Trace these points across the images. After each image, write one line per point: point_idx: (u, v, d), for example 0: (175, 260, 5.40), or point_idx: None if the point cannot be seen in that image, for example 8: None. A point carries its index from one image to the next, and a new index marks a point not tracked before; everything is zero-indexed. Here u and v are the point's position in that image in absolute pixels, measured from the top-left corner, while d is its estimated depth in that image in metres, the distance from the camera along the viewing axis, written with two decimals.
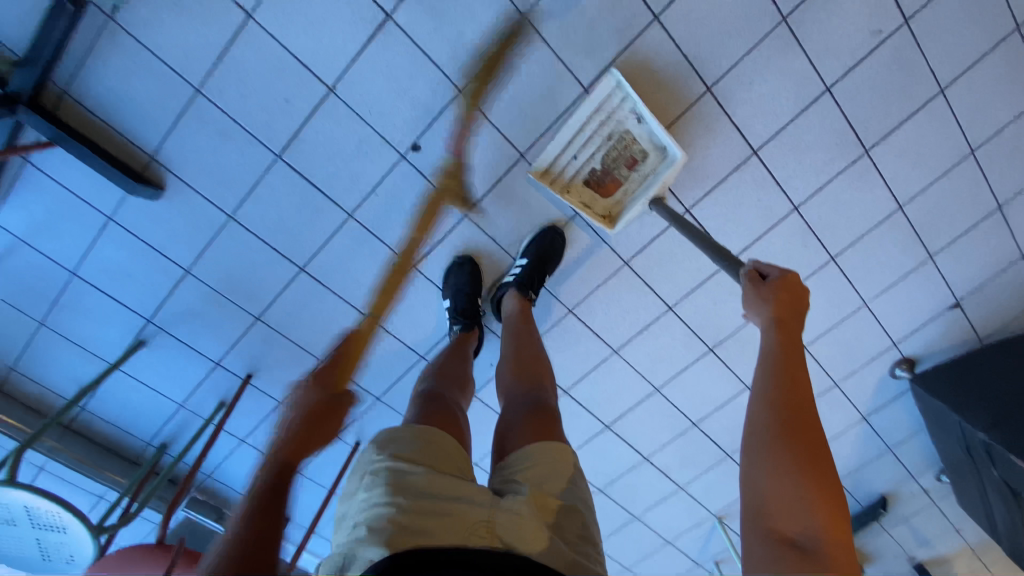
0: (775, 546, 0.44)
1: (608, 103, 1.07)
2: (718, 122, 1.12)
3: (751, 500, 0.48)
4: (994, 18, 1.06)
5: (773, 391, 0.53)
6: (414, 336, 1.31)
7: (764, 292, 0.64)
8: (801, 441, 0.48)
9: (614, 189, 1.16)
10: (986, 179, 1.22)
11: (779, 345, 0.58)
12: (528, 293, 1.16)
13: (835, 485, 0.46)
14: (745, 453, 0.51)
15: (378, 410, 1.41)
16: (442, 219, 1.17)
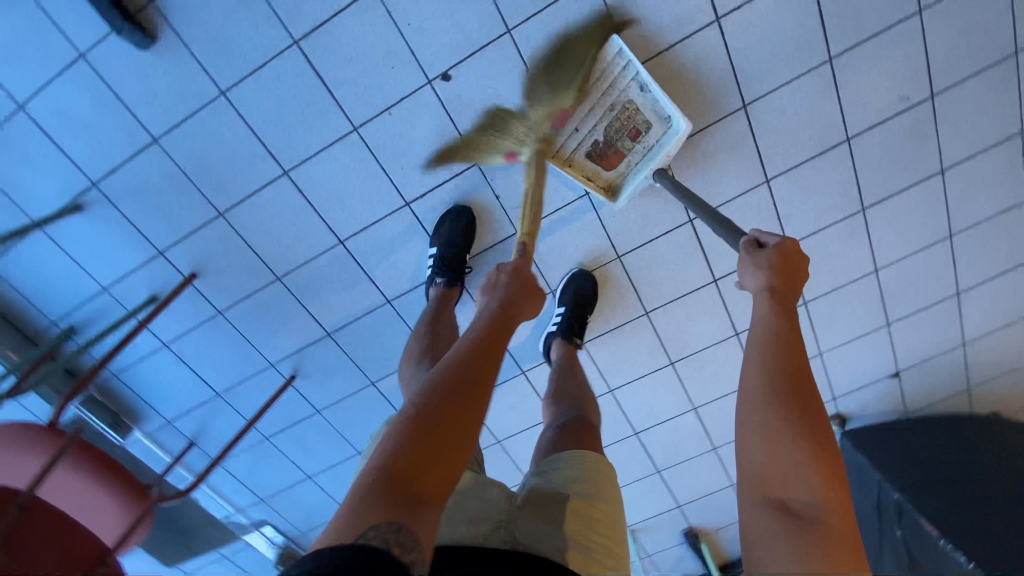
0: (772, 510, 0.52)
1: (611, 68, 1.04)
2: (744, 141, 1.13)
3: (750, 467, 0.55)
4: (1005, 116, 1.13)
5: (768, 359, 0.58)
6: (385, 277, 1.23)
7: (758, 260, 0.69)
8: (794, 411, 0.54)
9: (615, 162, 1.12)
10: (955, 264, 1.30)
11: (773, 313, 0.62)
12: (573, 340, 1.24)
13: (827, 447, 0.52)
14: (741, 417, 0.57)
15: (325, 346, 1.31)
16: (451, 162, 1.11)
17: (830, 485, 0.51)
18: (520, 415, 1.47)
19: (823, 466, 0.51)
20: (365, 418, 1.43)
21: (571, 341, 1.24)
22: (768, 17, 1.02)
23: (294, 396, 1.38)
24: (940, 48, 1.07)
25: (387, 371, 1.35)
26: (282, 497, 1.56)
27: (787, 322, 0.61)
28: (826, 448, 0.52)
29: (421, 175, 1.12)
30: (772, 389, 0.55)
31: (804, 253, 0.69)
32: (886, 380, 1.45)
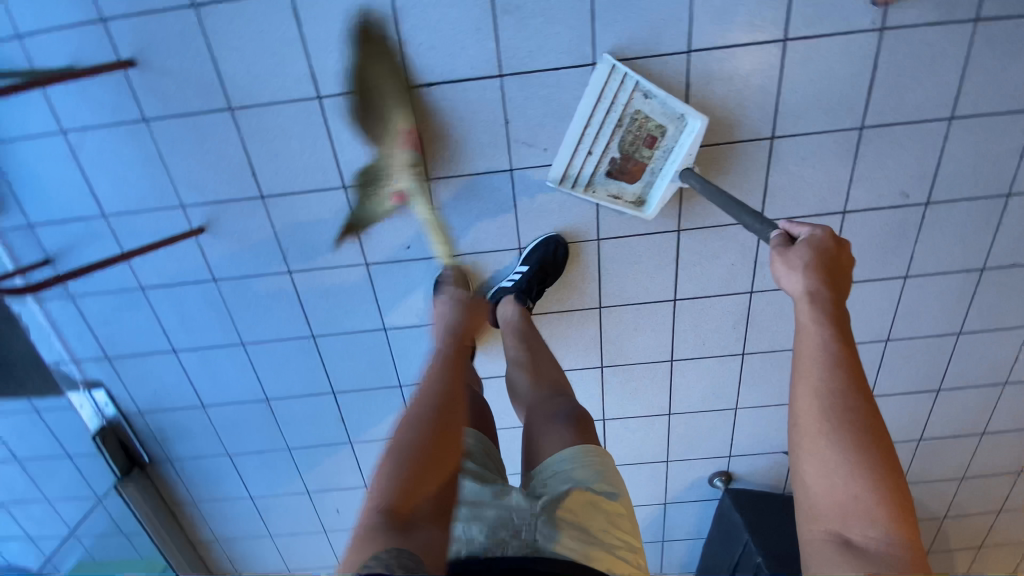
0: (838, 540, 0.65)
1: (608, 86, 1.02)
2: (757, 173, 1.12)
3: (816, 501, 0.67)
4: (974, 248, 1.20)
5: (821, 381, 0.69)
6: (353, 160, 1.09)
7: (793, 261, 0.76)
8: (849, 439, 0.65)
9: (637, 175, 1.10)
10: (879, 368, 1.36)
11: (816, 327, 0.71)
12: (526, 301, 1.17)
13: (881, 470, 0.64)
14: (801, 444, 0.69)
15: (255, 210, 1.14)
16: (475, 63, 1.01)
17: (887, 514, 0.63)
18: None
19: (877, 491, 0.63)
20: (265, 306, 1.25)
21: (524, 303, 1.17)
22: (828, 60, 1.02)
23: (194, 251, 1.18)
24: (952, 162, 1.11)
25: (314, 263, 1.20)
26: (133, 363, 1.33)
27: (836, 336, 0.71)
28: (882, 476, 0.64)
29: (437, 63, 1.01)
30: (827, 419, 0.67)
31: (841, 242, 0.77)
32: (780, 455, 1.49)
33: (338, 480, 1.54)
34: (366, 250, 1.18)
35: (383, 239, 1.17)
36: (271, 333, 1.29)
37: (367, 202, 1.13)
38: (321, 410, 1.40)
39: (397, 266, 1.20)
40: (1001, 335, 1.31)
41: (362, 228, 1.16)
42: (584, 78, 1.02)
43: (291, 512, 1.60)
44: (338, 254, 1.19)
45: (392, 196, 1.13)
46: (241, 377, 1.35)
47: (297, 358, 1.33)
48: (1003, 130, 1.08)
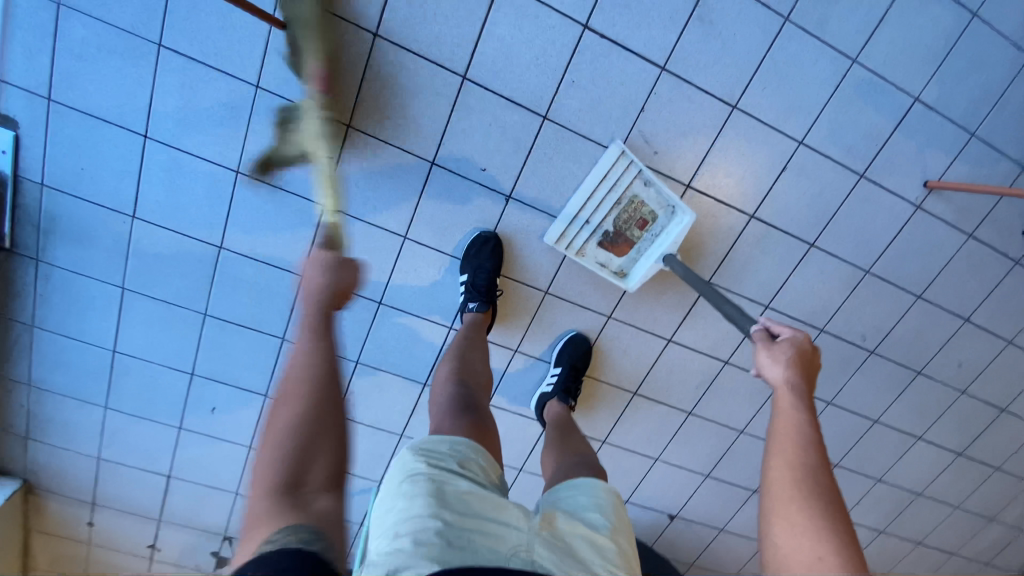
0: None
1: (616, 169, 1.13)
2: (786, 266, 1.28)
3: (780, 561, 0.63)
4: (880, 403, 1.48)
5: (791, 454, 0.68)
6: (489, 58, 1.03)
7: (776, 353, 0.76)
8: (817, 508, 0.64)
9: (624, 249, 1.20)
10: None
11: (791, 408, 0.71)
12: (570, 400, 1.30)
13: (844, 541, 0.61)
14: (771, 510, 0.66)
15: (357, 42, 1.01)
16: (648, 45, 1.05)
17: None
18: (424, 299, 1.25)
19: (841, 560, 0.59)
20: (292, 145, 1.08)
21: (567, 402, 1.29)
22: (879, 207, 1.23)
23: (257, 43, 1.00)
24: (903, 329, 1.38)
25: (378, 131, 1.07)
26: (79, 123, 1.05)
27: (811, 420, 0.70)
28: (849, 546, 0.61)
29: (620, 22, 1.03)
30: (798, 487, 0.65)
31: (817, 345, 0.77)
32: (663, 515, 1.61)
33: (238, 374, 1.30)
34: (442, 149, 1.09)
35: (466, 149, 1.10)
36: (278, 177, 1.10)
37: (474, 103, 1.06)
38: (273, 286, 1.20)
39: (460, 182, 1.13)
40: (860, 479, 1.60)
41: (452, 125, 1.07)
42: (720, 113, 1.11)
43: (153, 386, 1.31)
44: (410, 136, 1.08)
45: (501, 114, 1.07)
46: (205, 207, 1.13)
47: (288, 218, 1.14)
48: (941, 322, 1.38)
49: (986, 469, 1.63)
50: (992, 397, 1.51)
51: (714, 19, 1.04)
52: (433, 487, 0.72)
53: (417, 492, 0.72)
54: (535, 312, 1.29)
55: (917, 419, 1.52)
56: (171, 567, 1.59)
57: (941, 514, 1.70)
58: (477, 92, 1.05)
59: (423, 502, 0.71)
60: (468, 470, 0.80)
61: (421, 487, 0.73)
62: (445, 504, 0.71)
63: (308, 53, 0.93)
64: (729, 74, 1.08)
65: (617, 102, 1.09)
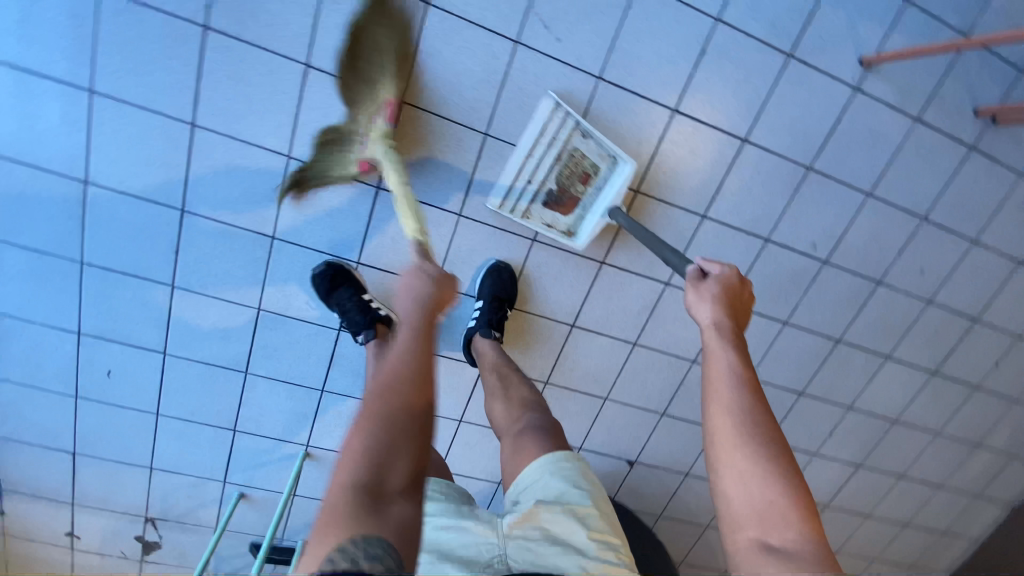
0: (760, 549, 0.56)
1: (550, 123, 1.06)
2: (721, 167, 1.17)
3: (732, 510, 0.60)
4: (842, 321, 1.37)
5: (730, 399, 0.63)
6: None
7: (703, 291, 0.71)
8: (762, 446, 0.60)
9: (571, 207, 1.14)
10: None
11: (723, 348, 0.67)
12: (495, 333, 1.16)
13: (789, 474, 0.59)
14: (718, 460, 0.62)
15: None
16: None
17: (801, 514, 0.57)
18: (322, 230, 1.13)
19: (791, 496, 0.58)
20: (149, 56, 0.97)
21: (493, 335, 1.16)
22: (813, 93, 1.13)
23: None
24: (856, 234, 1.27)
25: (242, 32, 0.96)
26: None
27: (741, 356, 0.67)
28: (794, 477, 0.59)
29: None
30: (740, 429, 0.61)
31: (747, 278, 0.72)
32: (622, 462, 1.49)
33: (131, 330, 1.19)
34: (315, 50, 0.98)
35: (340, 46, 0.99)
36: (138, 95, 0.99)
37: None
38: (154, 225, 1.09)
39: (341, 86, 1.01)
40: (830, 409, 1.49)
41: (324, 21, 0.97)
42: None
43: (40, 350, 1.19)
44: (279, 36, 0.97)
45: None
46: (62, 137, 1.01)
47: (158, 143, 1.03)
48: (898, 223, 1.27)
49: (965, 389, 1.52)
50: (963, 306, 1.41)
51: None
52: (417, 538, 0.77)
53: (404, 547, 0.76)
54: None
55: (883, 337, 1.41)
56: (94, 556, 1.47)
57: (921, 442, 1.59)
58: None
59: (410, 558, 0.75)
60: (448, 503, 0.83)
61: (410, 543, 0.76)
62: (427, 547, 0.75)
63: (384, 87, 0.98)
64: None
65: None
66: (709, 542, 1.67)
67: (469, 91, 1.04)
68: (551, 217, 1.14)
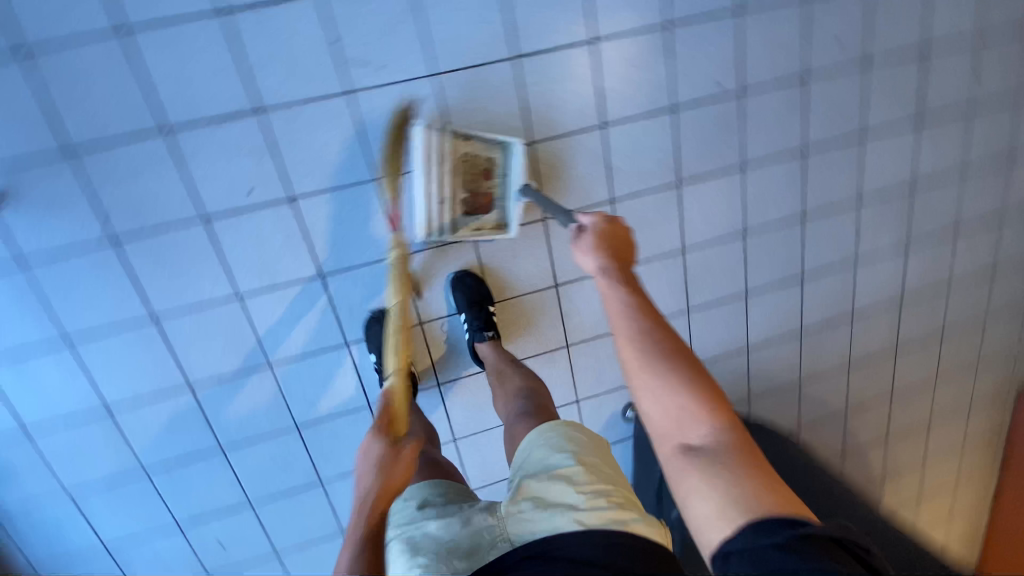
0: (683, 448, 0.68)
1: (431, 145, 1.11)
2: (588, 76, 1.18)
3: (657, 426, 0.72)
4: (795, 132, 1.33)
5: (630, 331, 0.75)
6: (174, 99, 1.02)
7: (586, 245, 0.85)
8: (663, 359, 0.72)
9: (488, 203, 1.20)
10: (746, 263, 1.43)
11: (614, 289, 0.79)
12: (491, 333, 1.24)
13: (693, 376, 0.70)
14: (636, 387, 0.74)
15: (65, 162, 1.02)
16: None
17: (707, 406, 0.68)
18: (303, 338, 1.22)
19: (697, 391, 0.69)
20: (90, 286, 1.09)
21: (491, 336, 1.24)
22: None
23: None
24: (751, 51, 1.24)
25: (142, 227, 1.07)
26: None
27: (631, 292, 0.78)
28: (697, 377, 0.71)
29: None
30: (643, 355, 0.73)
31: (614, 218, 0.86)
32: None
33: (218, 503, 1.32)
34: (204, 204, 1.09)
35: (219, 188, 1.08)
36: (100, 321, 1.11)
37: (193, 146, 1.05)
38: (178, 414, 1.21)
39: (242, 216, 1.11)
40: (840, 214, 1.43)
41: (195, 178, 1.07)
42: None
43: (164, 557, 1.35)
44: (170, 212, 1.08)
45: (224, 135, 1.06)
46: (68, 388, 1.15)
47: (137, 348, 1.14)
48: (784, 16, 1.23)
49: (959, 116, 1.43)
50: (903, 46, 1.32)
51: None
52: (406, 541, 0.79)
53: (393, 555, 0.79)
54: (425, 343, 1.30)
55: (844, 121, 1.35)
56: None
57: (952, 189, 1.49)
58: (191, 131, 1.04)
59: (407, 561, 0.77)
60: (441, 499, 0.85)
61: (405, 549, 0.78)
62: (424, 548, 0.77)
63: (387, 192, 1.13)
64: None
65: (309, 47, 1.04)
66: (810, 395, 1.63)
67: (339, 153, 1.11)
68: (477, 221, 1.20)
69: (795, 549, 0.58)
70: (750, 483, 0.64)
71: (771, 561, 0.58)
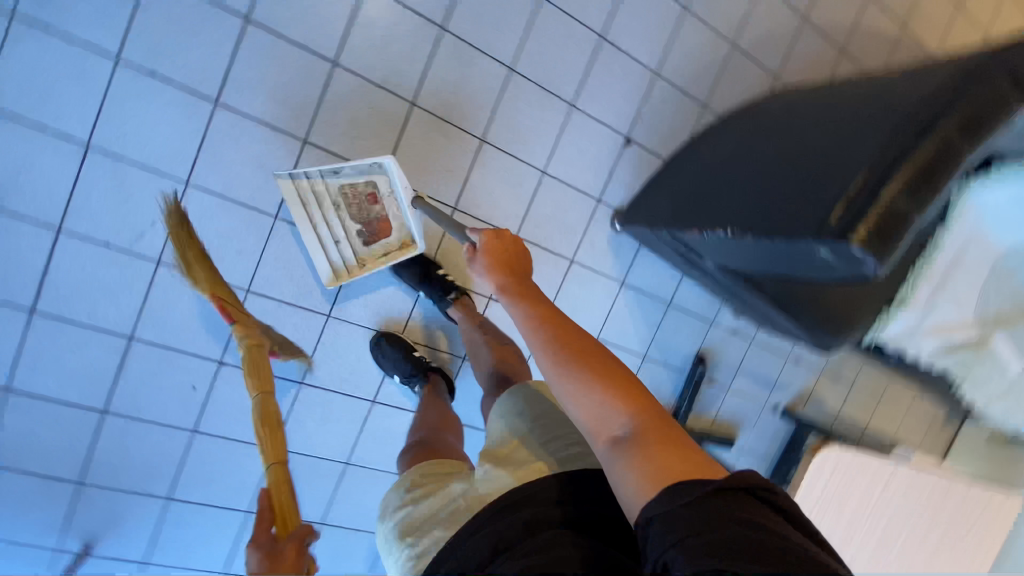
0: (610, 445, 0.67)
1: (303, 193, 1.11)
2: (364, 22, 1.09)
3: (584, 425, 0.70)
4: None
5: (540, 338, 0.78)
6: (70, 316, 1.04)
7: (480, 267, 0.91)
8: (567, 357, 0.73)
9: (387, 225, 1.18)
10: (641, 74, 1.31)
11: (517, 305, 0.83)
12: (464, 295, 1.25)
13: (606, 368, 0.71)
14: (558, 392, 0.74)
15: (76, 447, 1.10)
16: (66, 158, 0.99)
17: (620, 399, 0.68)
18: (323, 414, 1.25)
19: (607, 376, 0.70)
20: (177, 511, 1.20)
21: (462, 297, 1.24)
22: None
23: (43, 518, 1.11)
24: None
25: (135, 427, 1.13)
26: None
27: (534, 304, 0.83)
28: (607, 369, 0.72)
29: (37, 185, 0.98)
30: (557, 359, 0.74)
31: (502, 232, 0.90)
32: None
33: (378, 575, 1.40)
34: (160, 375, 1.12)
35: (160, 349, 1.11)
36: (174, 511, 1.20)
37: (111, 342, 1.08)
38: None
39: (230, 370, 1.16)
40: None
41: (136, 360, 1.10)
42: (156, 88, 1.01)
43: None
44: (143, 400, 1.12)
45: (129, 313, 1.08)
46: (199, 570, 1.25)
47: (220, 505, 1.23)
48: None
49: None
50: None
51: (90, 86, 0.97)
52: (392, 533, 0.86)
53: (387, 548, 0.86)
54: (422, 347, 1.30)
55: None
56: None
57: None
58: (143, 345, 1.10)
59: (397, 549, 0.84)
60: (417, 486, 0.90)
61: (393, 540, 0.85)
62: (405, 534, 0.84)
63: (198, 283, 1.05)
64: (108, 67, 0.98)
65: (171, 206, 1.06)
66: None
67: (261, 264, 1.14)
68: (386, 246, 1.19)
69: (712, 505, 0.58)
70: (668, 462, 0.62)
71: (683, 517, 0.58)
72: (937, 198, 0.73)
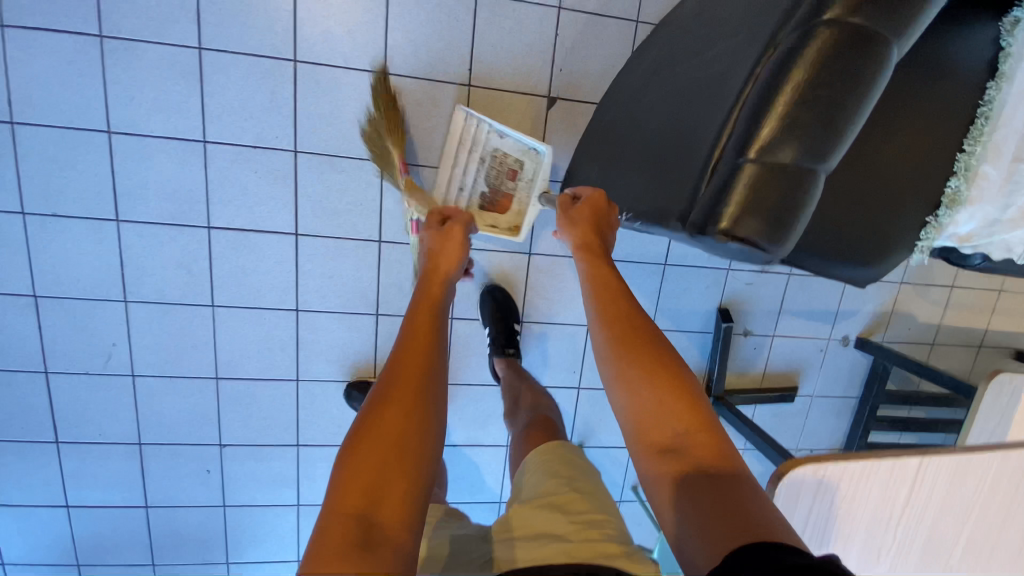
0: (661, 454, 0.58)
1: (461, 129, 1.06)
2: (220, 88, 1.03)
3: (632, 423, 0.61)
4: None
5: (607, 308, 0.67)
6: (88, 438, 1.18)
7: (573, 213, 0.78)
8: (628, 354, 0.63)
9: (509, 204, 1.12)
10: (539, 16, 1.08)
11: (595, 261, 0.73)
12: (507, 350, 1.18)
13: (675, 369, 0.62)
14: (608, 377, 0.64)
15: (139, 537, 1.27)
16: (29, 310, 1.09)
17: (687, 403, 0.59)
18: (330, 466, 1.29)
19: (673, 385, 0.60)
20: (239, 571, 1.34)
21: (506, 353, 1.18)
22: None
23: None
24: None
25: (179, 513, 1.27)
26: None
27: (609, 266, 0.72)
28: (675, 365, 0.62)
29: (17, 341, 1.11)
30: (623, 336, 0.64)
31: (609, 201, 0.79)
32: None
33: None
34: (178, 468, 1.23)
35: (168, 447, 1.21)
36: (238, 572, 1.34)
37: (128, 449, 1.20)
38: None
39: (232, 450, 1.24)
40: None
41: (155, 461, 1.22)
42: (69, 225, 1.06)
43: None
44: (175, 491, 1.25)
45: (131, 423, 1.19)
46: None
47: (273, 561, 1.34)
48: None
49: None
50: None
51: (15, 246, 1.05)
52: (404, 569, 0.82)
53: None
54: None
55: None
56: None
57: None
58: (156, 447, 1.21)
59: None
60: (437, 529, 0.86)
61: None
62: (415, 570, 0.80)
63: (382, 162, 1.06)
64: (25, 222, 1.05)
65: (122, 324, 1.12)
66: None
67: (217, 351, 1.16)
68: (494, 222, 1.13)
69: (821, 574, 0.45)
70: (729, 488, 0.54)
71: None
72: (843, 137, 0.51)
